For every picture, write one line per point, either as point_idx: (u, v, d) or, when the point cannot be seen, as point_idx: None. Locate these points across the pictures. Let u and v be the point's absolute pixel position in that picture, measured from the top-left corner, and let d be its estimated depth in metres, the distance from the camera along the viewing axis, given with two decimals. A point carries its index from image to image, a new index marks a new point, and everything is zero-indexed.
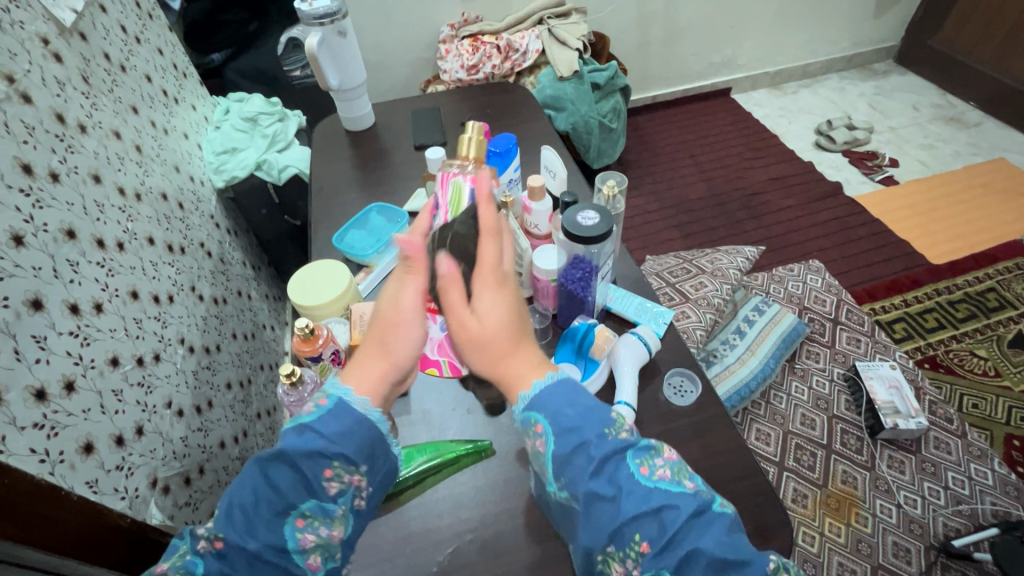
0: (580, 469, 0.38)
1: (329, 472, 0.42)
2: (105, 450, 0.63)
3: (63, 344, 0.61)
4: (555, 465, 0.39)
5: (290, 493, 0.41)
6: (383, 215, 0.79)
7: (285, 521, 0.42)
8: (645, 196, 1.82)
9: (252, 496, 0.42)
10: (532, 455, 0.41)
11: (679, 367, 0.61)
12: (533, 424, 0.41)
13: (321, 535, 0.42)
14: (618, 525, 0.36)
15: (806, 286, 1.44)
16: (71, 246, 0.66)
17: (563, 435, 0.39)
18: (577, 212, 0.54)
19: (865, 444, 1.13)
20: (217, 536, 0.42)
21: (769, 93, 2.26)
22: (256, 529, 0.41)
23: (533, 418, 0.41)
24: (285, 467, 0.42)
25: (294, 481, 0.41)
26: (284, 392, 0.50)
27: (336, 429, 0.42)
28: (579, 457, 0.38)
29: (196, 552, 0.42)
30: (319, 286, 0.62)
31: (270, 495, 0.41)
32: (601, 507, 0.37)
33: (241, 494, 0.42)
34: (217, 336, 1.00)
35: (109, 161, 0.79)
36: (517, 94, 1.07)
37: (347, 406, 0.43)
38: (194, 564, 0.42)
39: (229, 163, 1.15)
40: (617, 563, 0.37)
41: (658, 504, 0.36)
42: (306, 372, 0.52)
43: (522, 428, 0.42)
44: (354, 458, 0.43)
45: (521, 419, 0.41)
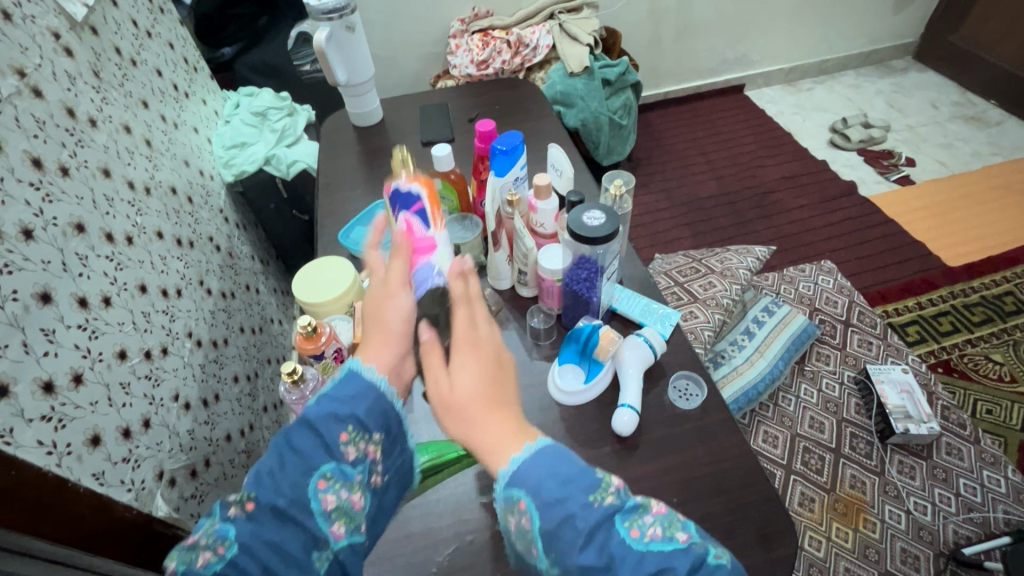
0: (570, 544, 0.36)
1: (347, 436, 0.42)
2: (112, 443, 0.64)
3: (72, 337, 0.61)
4: (543, 542, 0.37)
5: (310, 454, 0.41)
6: None
7: (309, 481, 0.41)
8: (655, 194, 1.80)
9: (277, 459, 0.42)
10: (518, 531, 0.39)
11: (684, 370, 0.60)
12: (515, 502, 0.38)
13: (343, 499, 0.41)
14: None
15: (817, 287, 1.41)
16: (80, 239, 0.67)
17: (550, 512, 0.36)
18: (582, 212, 0.54)
19: (874, 448, 1.11)
20: (249, 497, 0.41)
21: (783, 90, 2.22)
22: (281, 489, 0.41)
23: (514, 494, 0.38)
24: (305, 431, 0.42)
25: (315, 445, 0.41)
26: (286, 389, 0.50)
27: (351, 394, 0.43)
28: (568, 534, 0.35)
29: (227, 516, 0.41)
30: (322, 282, 0.62)
31: (291, 457, 0.41)
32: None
33: (267, 460, 0.42)
34: (225, 329, 1.01)
35: (119, 155, 0.80)
36: (526, 91, 1.06)
37: (358, 375, 0.44)
38: (225, 531, 0.40)
39: (238, 158, 1.16)
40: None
41: (654, 567, 0.35)
42: (308, 370, 0.52)
43: (506, 506, 0.38)
44: (369, 426, 0.43)
45: (503, 497, 0.38)
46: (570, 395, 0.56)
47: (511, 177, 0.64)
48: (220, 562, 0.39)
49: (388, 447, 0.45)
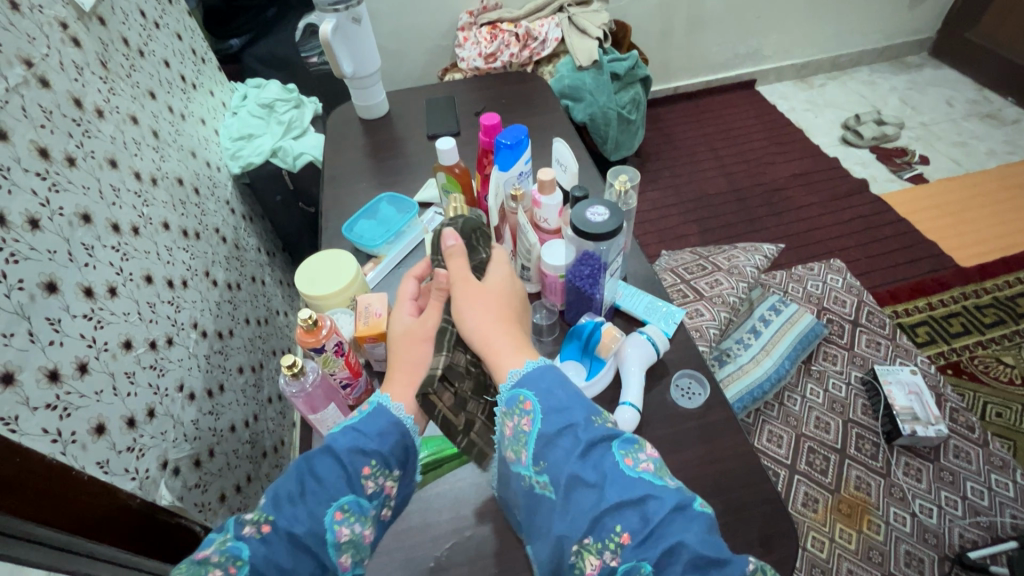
0: (564, 453, 0.40)
1: (369, 470, 0.43)
2: (116, 432, 0.64)
3: (77, 327, 0.62)
4: (539, 449, 0.41)
5: (329, 484, 0.42)
6: (393, 205, 0.78)
7: (326, 511, 0.41)
8: (663, 190, 1.78)
9: (297, 483, 0.42)
10: (512, 440, 0.43)
11: (688, 369, 0.59)
12: (520, 402, 0.42)
13: (355, 532, 0.42)
14: (600, 515, 0.37)
15: (826, 285, 1.40)
16: (86, 230, 0.67)
17: (553, 418, 0.41)
18: (586, 207, 0.53)
19: (881, 450, 1.10)
20: (266, 519, 0.41)
21: (795, 85, 2.19)
22: (299, 516, 0.41)
23: (521, 397, 0.43)
24: (329, 459, 0.42)
25: (336, 474, 0.42)
26: (286, 382, 0.50)
27: (377, 429, 0.44)
28: (565, 439, 0.40)
29: (241, 535, 0.40)
30: (326, 275, 0.62)
31: (312, 485, 0.42)
32: (583, 492, 0.38)
33: (287, 483, 0.42)
34: (230, 321, 1.01)
35: (126, 146, 0.80)
36: (533, 84, 1.05)
37: (387, 411, 0.46)
38: (238, 550, 0.39)
39: (245, 150, 1.16)
40: (594, 557, 0.37)
41: (639, 494, 0.38)
42: (308, 363, 0.51)
43: (507, 410, 0.43)
44: (391, 463, 0.44)
45: (507, 399, 0.43)
46: None
47: (516, 171, 0.63)
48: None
49: (402, 482, 0.46)
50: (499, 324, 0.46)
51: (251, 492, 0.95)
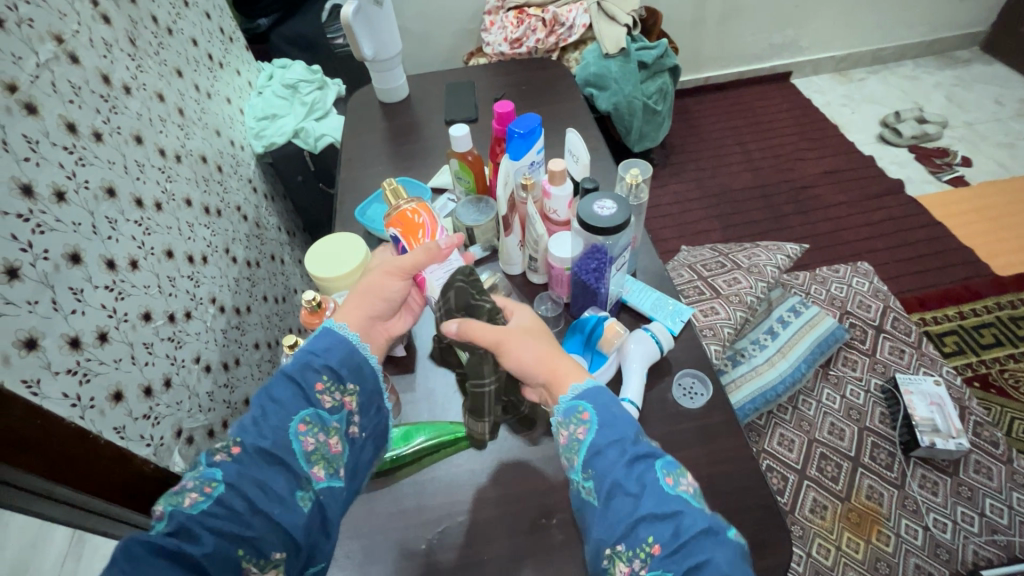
0: (609, 461, 0.41)
1: (322, 385, 0.46)
2: (134, 400, 0.67)
3: (99, 297, 0.64)
4: (588, 458, 0.42)
5: (289, 402, 0.45)
6: (406, 190, 0.78)
7: (288, 425, 0.44)
8: (686, 183, 1.75)
9: (260, 407, 0.45)
10: (565, 446, 0.44)
11: (691, 368, 0.58)
12: (579, 413, 0.43)
13: (322, 442, 0.45)
14: (633, 524, 0.38)
15: (850, 289, 1.35)
16: (111, 204, 0.69)
17: (606, 429, 0.42)
18: (594, 200, 0.52)
19: (896, 460, 1.07)
20: (234, 441, 0.43)
21: (833, 79, 2.11)
22: (264, 433, 0.43)
23: (579, 408, 0.44)
24: (284, 383, 0.45)
25: (292, 393, 0.45)
26: None
27: (325, 347, 0.47)
28: (614, 449, 0.41)
29: (213, 461, 0.42)
30: (334, 257, 0.62)
31: (271, 405, 0.44)
32: (622, 500, 0.39)
33: (249, 411, 0.45)
34: (248, 298, 1.04)
35: (151, 123, 0.82)
36: (556, 71, 1.04)
37: (334, 332, 0.48)
38: (212, 473, 0.42)
39: (269, 130, 1.17)
40: (627, 564, 0.39)
41: (673, 509, 0.39)
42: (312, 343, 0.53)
43: (564, 417, 0.44)
44: (344, 378, 0.47)
45: (565, 408, 0.44)
46: None
47: (527, 161, 0.62)
48: (207, 501, 0.41)
49: (365, 404, 0.49)
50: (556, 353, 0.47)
51: None
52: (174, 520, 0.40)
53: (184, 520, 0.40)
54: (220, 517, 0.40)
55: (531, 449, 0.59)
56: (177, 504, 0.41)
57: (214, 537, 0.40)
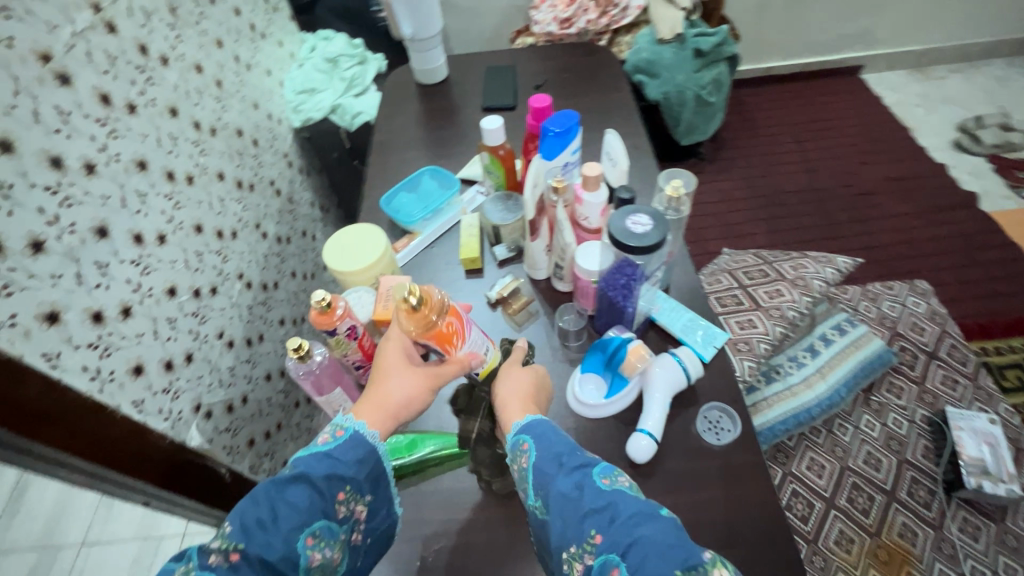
0: (550, 469, 0.42)
1: (343, 495, 0.45)
2: (154, 374, 0.68)
3: (124, 271, 0.65)
4: (535, 477, 0.43)
5: (304, 509, 0.42)
6: (435, 180, 0.75)
7: (299, 536, 0.41)
8: (735, 181, 1.65)
9: (272, 509, 0.42)
10: (519, 476, 0.45)
11: (719, 402, 0.54)
12: (520, 444, 0.45)
13: (325, 556, 0.43)
14: (578, 520, 0.39)
15: (904, 309, 1.26)
16: (142, 177, 0.69)
17: (543, 449, 0.44)
18: (628, 215, 0.48)
19: (936, 499, 1.00)
20: (235, 547, 0.40)
21: (908, 75, 1.94)
22: (273, 541, 0.40)
23: (520, 439, 0.46)
24: (303, 487, 0.43)
25: (310, 501, 0.42)
26: (292, 363, 0.47)
27: (352, 455, 0.45)
28: (549, 463, 0.42)
29: (207, 565, 0.39)
30: (353, 250, 0.60)
31: (285, 510, 0.41)
32: (565, 504, 0.40)
33: (257, 510, 0.41)
34: (276, 274, 1.04)
35: (188, 95, 0.82)
36: (603, 58, 0.98)
37: (363, 438, 0.46)
38: None
39: (307, 104, 1.16)
40: (580, 563, 0.38)
41: (609, 500, 0.39)
42: (318, 346, 0.49)
43: (512, 452, 0.46)
44: (362, 488, 0.46)
45: (512, 443, 0.46)
46: (586, 407, 0.52)
47: (560, 162, 0.58)
48: None
49: (371, 511, 0.48)
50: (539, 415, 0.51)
51: (280, 439, 0.98)
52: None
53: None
54: None
55: None
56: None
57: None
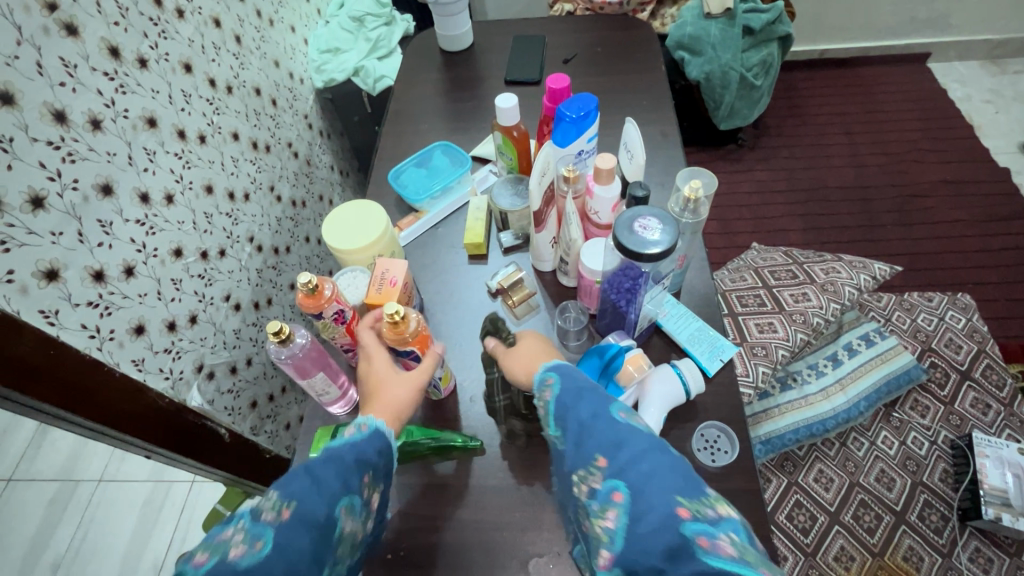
0: (566, 403, 0.42)
1: (365, 478, 0.43)
2: (155, 334, 0.68)
3: (129, 231, 0.64)
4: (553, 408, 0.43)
5: (343, 479, 0.41)
6: (446, 156, 0.72)
7: (335, 506, 0.39)
8: (774, 171, 1.56)
9: (317, 477, 0.39)
10: (540, 412, 0.45)
11: (718, 420, 0.51)
12: (544, 380, 0.44)
13: (351, 532, 0.41)
14: (591, 442, 0.39)
15: (941, 323, 1.18)
16: (151, 134, 0.68)
17: (571, 388, 0.43)
18: (636, 218, 0.44)
19: (948, 526, 0.96)
20: (287, 505, 0.37)
21: (981, 67, 1.77)
22: (319, 504, 0.38)
23: (547, 377, 0.44)
24: (335, 464, 0.41)
25: (343, 474, 0.41)
26: (275, 348, 0.45)
27: (375, 445, 0.44)
28: (573, 395, 0.42)
29: (261, 522, 0.36)
30: (351, 227, 0.58)
31: (322, 479, 0.40)
32: (588, 433, 0.39)
33: (298, 478, 0.39)
34: (289, 238, 1.03)
35: (204, 50, 0.79)
36: (641, 33, 0.91)
37: (380, 435, 0.45)
38: (261, 531, 0.36)
39: (330, 64, 1.13)
40: (585, 488, 0.39)
41: (621, 433, 0.38)
42: (301, 329, 0.46)
43: (536, 388, 0.45)
44: (379, 476, 0.45)
45: (539, 378, 0.45)
46: None
47: (574, 150, 0.54)
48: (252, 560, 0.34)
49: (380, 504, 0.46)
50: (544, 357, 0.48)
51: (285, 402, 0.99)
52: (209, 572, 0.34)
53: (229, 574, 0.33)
54: None
55: (531, 465, 0.53)
56: (221, 555, 0.34)
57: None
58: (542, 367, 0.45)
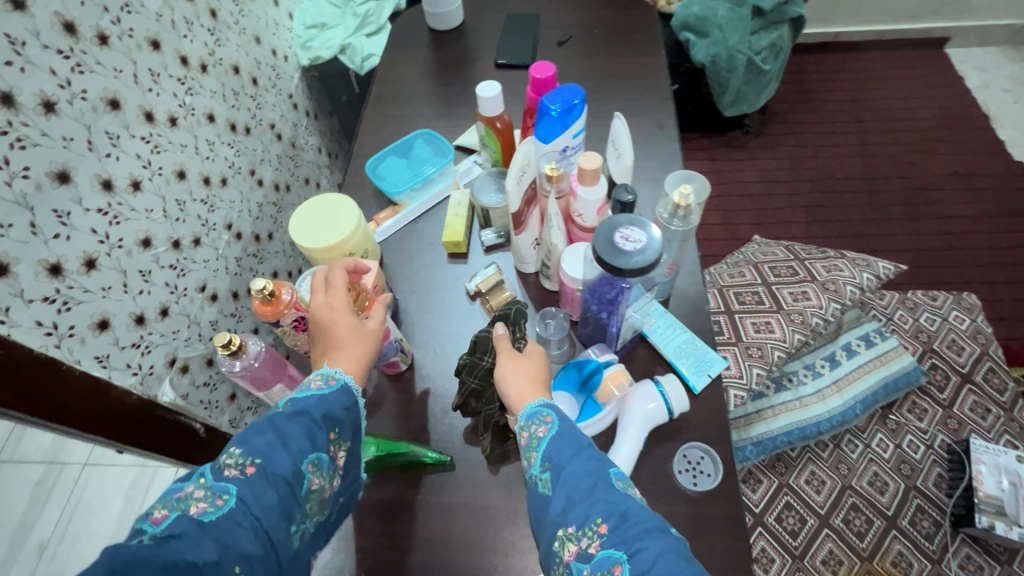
0: (567, 453, 0.38)
1: (333, 436, 0.43)
2: (122, 328, 0.65)
3: (90, 221, 0.61)
4: (546, 451, 0.39)
5: (310, 436, 0.41)
6: (429, 145, 0.68)
7: (300, 461, 0.39)
8: (779, 159, 1.51)
9: (282, 434, 0.40)
10: (523, 446, 0.41)
11: (702, 441, 0.48)
12: (541, 414, 0.41)
13: (320, 487, 0.41)
14: (591, 501, 0.35)
15: (944, 323, 1.15)
16: (113, 117, 0.64)
17: (567, 435, 0.40)
18: (617, 230, 0.40)
19: (940, 532, 0.94)
20: (251, 461, 0.38)
21: (1001, 54, 1.70)
22: (285, 459, 0.39)
23: (543, 412, 0.42)
24: (300, 420, 0.41)
25: (306, 433, 0.41)
26: (226, 362, 0.43)
27: (343, 405, 0.44)
28: (572, 444, 0.39)
29: (224, 477, 0.36)
30: (319, 223, 0.54)
31: (285, 435, 0.40)
32: (587, 486, 0.36)
33: (262, 433, 0.39)
34: (272, 225, 0.99)
35: (174, 26, 0.74)
36: (644, 13, 0.85)
37: (348, 392, 0.45)
38: (225, 485, 0.36)
39: (316, 41, 1.07)
40: (572, 547, 0.35)
41: (624, 500, 0.36)
42: (253, 342, 0.45)
43: (525, 419, 0.41)
44: (348, 434, 0.45)
45: (529, 411, 0.42)
46: None
47: (558, 146, 0.51)
48: (217, 514, 0.35)
49: (351, 462, 0.46)
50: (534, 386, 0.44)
51: None
52: (178, 524, 0.34)
53: (194, 526, 0.34)
54: (232, 536, 0.34)
55: (505, 480, 0.51)
56: (184, 509, 0.35)
57: (217, 547, 0.33)
58: (537, 405, 0.42)
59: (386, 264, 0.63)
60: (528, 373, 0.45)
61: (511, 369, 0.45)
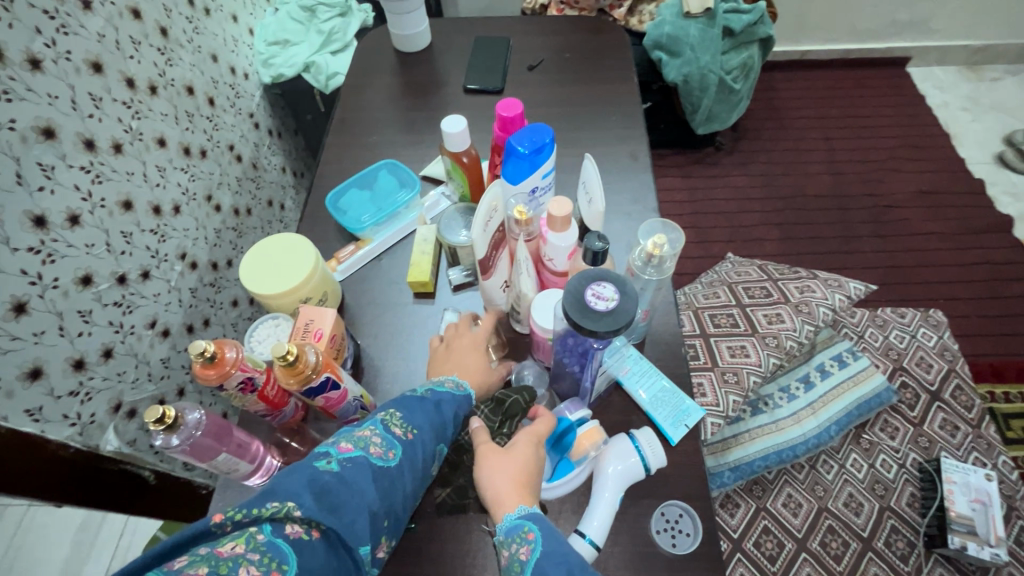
0: None
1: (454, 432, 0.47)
2: (58, 375, 0.60)
3: (19, 262, 0.56)
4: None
5: (448, 424, 0.45)
6: (394, 176, 0.65)
7: (438, 442, 0.43)
8: (752, 177, 1.52)
9: (433, 415, 0.44)
10: (507, 567, 0.39)
11: (681, 498, 0.46)
12: (523, 530, 0.39)
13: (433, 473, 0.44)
14: None
15: (913, 341, 1.16)
16: (47, 147, 0.59)
17: (552, 554, 0.37)
18: (591, 287, 0.38)
19: (914, 552, 0.94)
20: (411, 428, 0.42)
21: (961, 73, 1.75)
22: (430, 436, 0.43)
23: (525, 527, 0.39)
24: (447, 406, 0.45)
25: (448, 419, 0.45)
26: (160, 438, 0.40)
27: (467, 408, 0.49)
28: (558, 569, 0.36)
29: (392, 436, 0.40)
30: (273, 268, 0.51)
31: (437, 415, 0.44)
32: None
33: (419, 408, 0.44)
34: (231, 251, 0.94)
35: (119, 46, 0.70)
36: (615, 37, 0.84)
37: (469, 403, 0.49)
38: (391, 442, 0.40)
39: (279, 58, 1.03)
40: None
41: None
42: (191, 414, 0.42)
43: (507, 537, 0.39)
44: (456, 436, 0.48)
45: (507, 525, 0.40)
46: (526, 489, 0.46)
47: (527, 187, 0.48)
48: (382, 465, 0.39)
49: None
50: (512, 487, 0.41)
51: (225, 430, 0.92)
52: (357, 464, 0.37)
53: (368, 468, 0.37)
54: (384, 487, 0.38)
55: None
56: (363, 450, 0.38)
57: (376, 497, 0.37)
58: (515, 520, 0.39)
59: (348, 305, 0.59)
60: (508, 474, 0.42)
61: (488, 474, 0.42)
